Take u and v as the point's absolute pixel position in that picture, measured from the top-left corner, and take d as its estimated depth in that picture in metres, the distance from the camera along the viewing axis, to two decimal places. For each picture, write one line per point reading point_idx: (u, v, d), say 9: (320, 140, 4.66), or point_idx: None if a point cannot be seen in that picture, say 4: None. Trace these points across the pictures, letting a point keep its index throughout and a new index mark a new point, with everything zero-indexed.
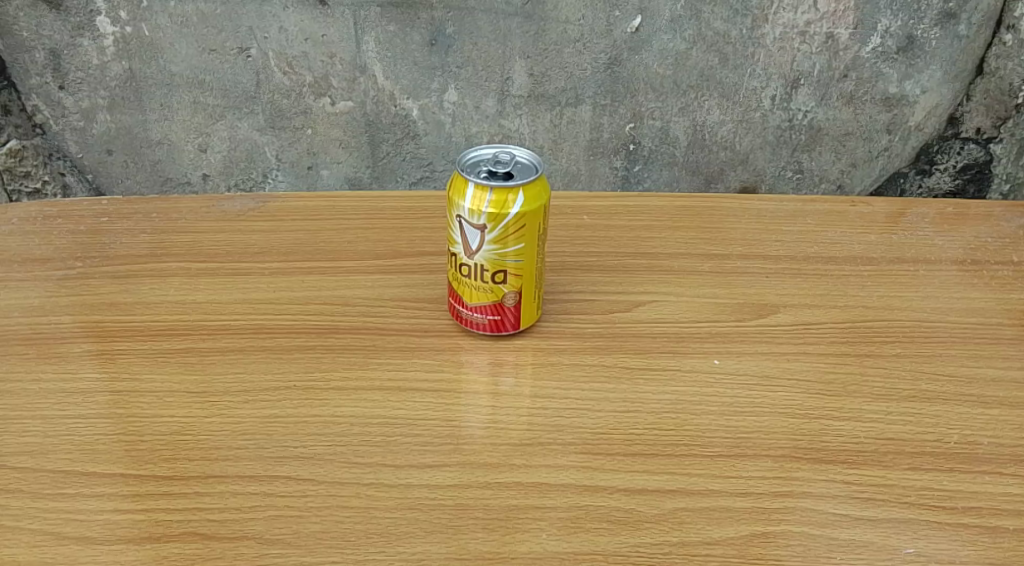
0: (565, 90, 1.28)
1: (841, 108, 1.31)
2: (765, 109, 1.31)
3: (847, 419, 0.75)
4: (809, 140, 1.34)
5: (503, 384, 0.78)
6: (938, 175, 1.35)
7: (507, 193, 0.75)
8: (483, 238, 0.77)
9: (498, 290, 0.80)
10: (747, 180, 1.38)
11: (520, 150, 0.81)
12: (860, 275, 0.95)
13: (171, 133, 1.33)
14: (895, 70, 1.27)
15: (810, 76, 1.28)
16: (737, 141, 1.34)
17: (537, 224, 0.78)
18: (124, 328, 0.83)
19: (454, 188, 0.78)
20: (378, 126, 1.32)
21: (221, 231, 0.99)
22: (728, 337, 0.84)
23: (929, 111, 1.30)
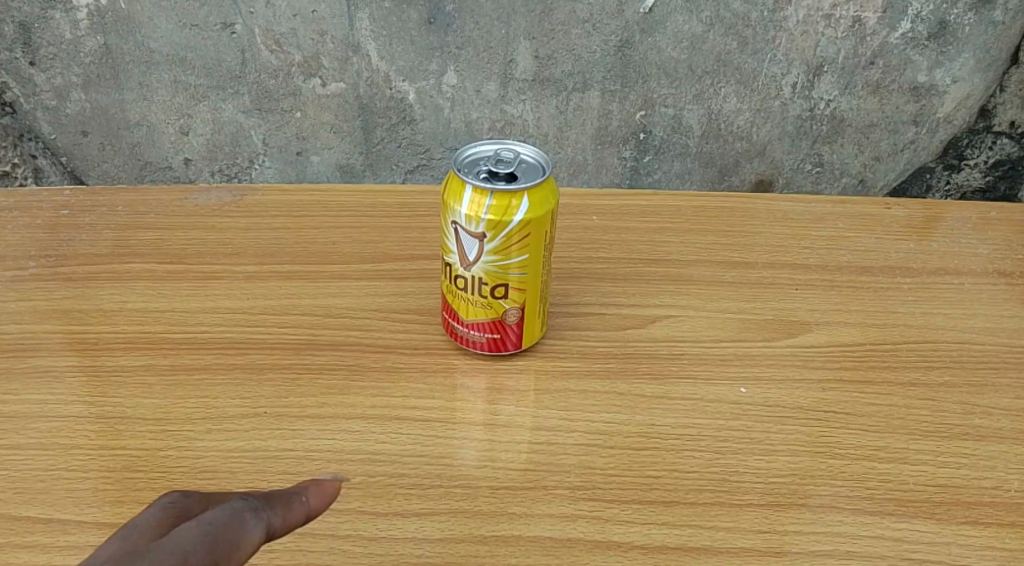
0: (573, 74, 1.18)
1: (866, 98, 1.21)
2: (785, 97, 1.21)
3: (890, 461, 0.67)
4: (830, 131, 1.24)
5: (501, 413, 0.69)
6: (968, 171, 1.26)
7: (510, 198, 0.66)
8: (481, 248, 0.67)
9: (498, 305, 0.70)
10: (764, 173, 1.28)
11: (523, 144, 0.72)
12: (898, 289, 0.86)
13: (150, 115, 1.23)
14: (925, 58, 1.17)
15: (834, 63, 1.18)
16: (755, 131, 1.24)
17: (544, 232, 0.68)
18: (76, 341, 0.74)
19: (449, 191, 0.68)
20: (372, 110, 1.22)
21: (192, 227, 0.89)
22: (755, 361, 0.76)
23: (960, 102, 1.20)
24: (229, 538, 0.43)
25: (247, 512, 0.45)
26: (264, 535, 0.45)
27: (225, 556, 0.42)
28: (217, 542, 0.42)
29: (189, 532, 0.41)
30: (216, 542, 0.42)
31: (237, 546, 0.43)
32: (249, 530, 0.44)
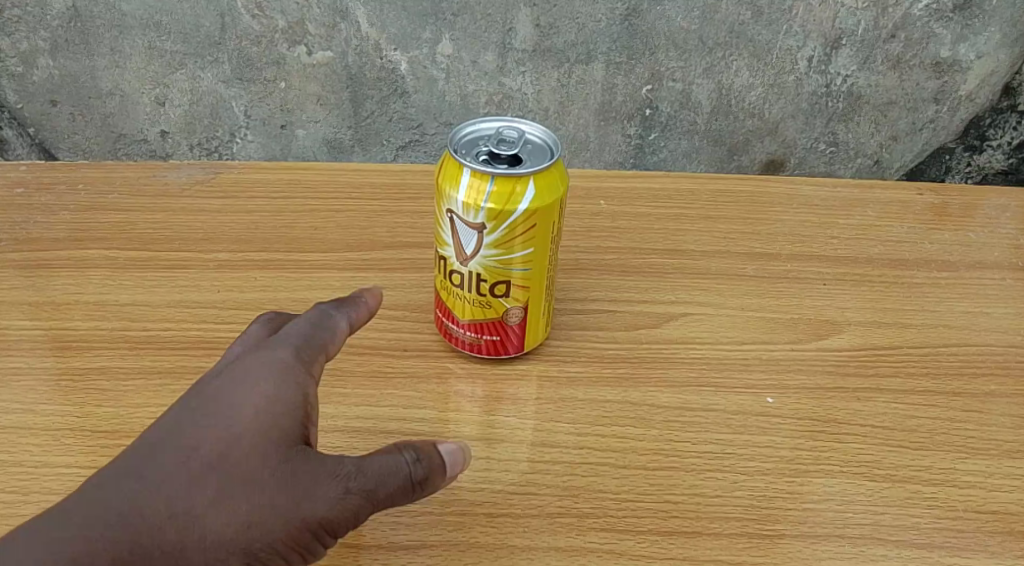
0: (576, 44, 1.07)
1: (886, 74, 1.09)
2: (799, 73, 1.09)
3: (936, 484, 0.60)
4: (846, 108, 1.11)
5: (500, 427, 0.62)
6: (990, 152, 1.12)
7: (515, 184, 0.58)
8: (481, 240, 0.60)
9: (499, 304, 0.63)
10: (775, 153, 1.15)
11: (531, 123, 0.64)
12: (935, 285, 0.79)
13: (123, 83, 1.13)
14: (949, 31, 1.05)
15: (853, 36, 1.06)
16: (767, 108, 1.12)
17: (551, 222, 0.61)
18: (24, 338, 0.66)
19: (445, 174, 0.60)
20: (361, 81, 1.11)
21: (160, 209, 0.81)
22: (782, 366, 0.69)
23: (984, 78, 1.07)
24: (325, 327, 0.54)
25: (330, 309, 0.55)
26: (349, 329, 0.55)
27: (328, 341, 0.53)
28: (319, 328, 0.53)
29: (297, 326, 0.53)
30: (318, 330, 0.53)
31: (332, 336, 0.54)
32: (337, 322, 0.55)
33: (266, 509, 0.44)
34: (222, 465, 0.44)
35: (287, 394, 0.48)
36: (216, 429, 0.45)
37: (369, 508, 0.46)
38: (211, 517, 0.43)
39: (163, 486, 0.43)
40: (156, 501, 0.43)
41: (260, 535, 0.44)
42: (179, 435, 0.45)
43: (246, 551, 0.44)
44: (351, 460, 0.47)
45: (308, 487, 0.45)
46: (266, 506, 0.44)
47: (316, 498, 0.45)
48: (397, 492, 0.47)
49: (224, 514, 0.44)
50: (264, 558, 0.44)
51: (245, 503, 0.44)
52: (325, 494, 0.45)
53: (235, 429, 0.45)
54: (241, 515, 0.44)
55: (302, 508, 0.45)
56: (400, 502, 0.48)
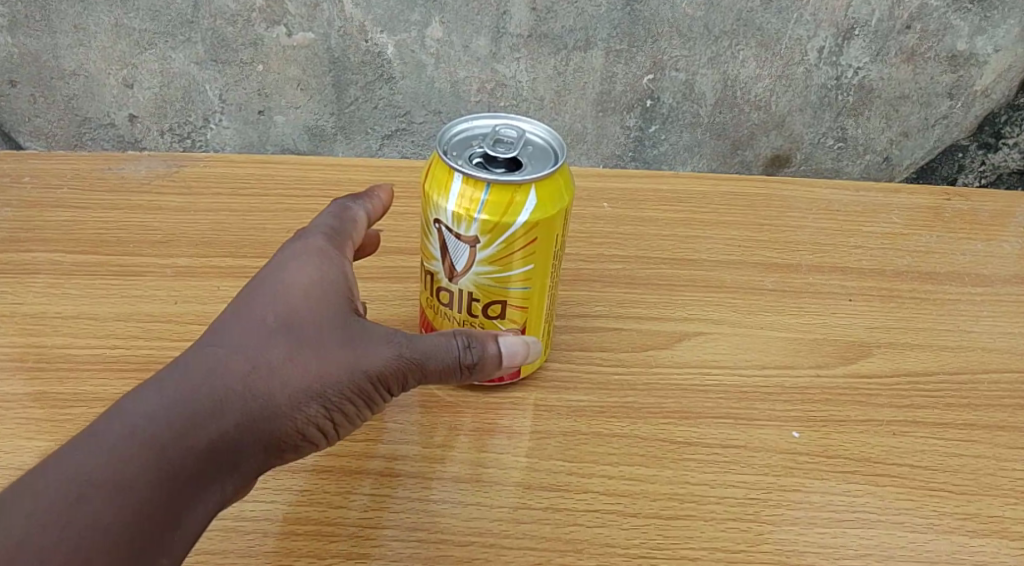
0: (574, 29, 0.98)
1: (899, 66, 1.00)
2: (809, 64, 0.99)
3: (984, 534, 0.54)
4: (857, 102, 1.02)
5: (492, 468, 0.56)
6: (1005, 152, 1.03)
7: (514, 192, 0.51)
8: (473, 255, 0.52)
9: (492, 326, 0.56)
10: (781, 148, 1.06)
11: (531, 122, 0.56)
12: (971, 301, 0.72)
13: (87, 64, 1.04)
14: (967, 23, 0.96)
15: (866, 26, 0.97)
16: (774, 101, 1.02)
17: (554, 235, 0.53)
18: None
19: (434, 179, 0.53)
20: (344, 65, 1.02)
21: (116, 208, 0.73)
22: (807, 394, 0.62)
23: (1001, 74, 0.99)
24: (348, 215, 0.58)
25: (348, 200, 0.59)
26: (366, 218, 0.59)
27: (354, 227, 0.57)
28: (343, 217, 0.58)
29: (324, 218, 0.57)
30: (344, 218, 0.57)
31: (355, 223, 0.58)
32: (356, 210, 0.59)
33: (336, 364, 0.49)
34: (290, 331, 0.49)
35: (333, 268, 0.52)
36: (275, 301, 0.50)
37: (420, 374, 0.51)
38: (287, 371, 0.48)
39: (240, 349, 0.48)
40: (236, 362, 0.47)
41: (329, 384, 0.48)
42: (241, 311, 0.50)
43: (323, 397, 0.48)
44: (402, 333, 0.51)
45: (369, 346, 0.50)
46: (335, 362, 0.49)
47: (378, 359, 0.50)
48: (444, 367, 0.51)
49: (300, 367, 0.48)
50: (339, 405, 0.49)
51: (315, 360, 0.48)
52: (382, 357, 0.50)
53: (292, 302, 0.50)
54: (313, 369, 0.48)
55: (363, 364, 0.49)
56: (452, 376, 0.52)
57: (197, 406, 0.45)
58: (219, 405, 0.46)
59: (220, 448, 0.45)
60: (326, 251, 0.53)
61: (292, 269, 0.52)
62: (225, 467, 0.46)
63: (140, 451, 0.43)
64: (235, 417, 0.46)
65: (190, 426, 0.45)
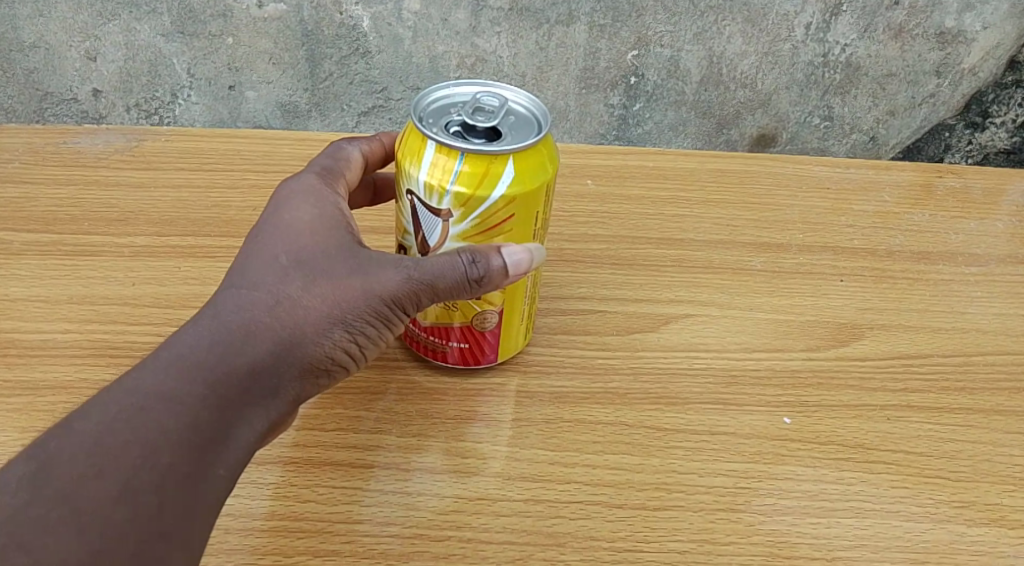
0: (557, 2, 0.94)
1: (887, 43, 0.97)
2: (796, 40, 0.96)
3: (983, 523, 0.51)
4: (844, 80, 1.00)
5: (470, 458, 0.53)
6: (993, 131, 1.00)
7: (490, 162, 0.48)
8: (446, 230, 0.50)
9: (469, 309, 0.53)
10: (767, 127, 1.04)
11: (518, 91, 0.53)
12: (965, 281, 0.70)
13: (47, 35, 0.99)
14: None
15: (854, 1, 0.94)
16: (760, 78, 0.99)
17: (534, 209, 0.50)
18: None
19: (409, 149, 0.50)
20: (318, 38, 0.98)
21: (71, 183, 0.69)
22: (799, 378, 0.60)
23: (988, 51, 0.96)
24: (340, 156, 0.56)
25: (342, 142, 0.57)
26: (360, 159, 0.57)
27: (347, 169, 0.55)
28: (336, 159, 0.55)
29: (318, 161, 0.55)
30: (335, 160, 0.55)
31: (348, 164, 0.56)
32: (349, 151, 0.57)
33: (351, 287, 0.46)
34: (298, 262, 0.46)
35: (331, 202, 0.50)
36: (279, 239, 0.47)
37: (436, 293, 0.48)
38: (300, 302, 0.45)
39: (253, 287, 0.45)
40: (251, 300, 0.45)
41: (348, 307, 0.46)
42: (246, 254, 0.47)
43: (345, 321, 0.46)
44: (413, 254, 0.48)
45: (380, 268, 0.47)
46: (351, 285, 0.46)
47: (394, 278, 0.47)
48: (458, 285, 0.48)
49: (316, 293, 0.46)
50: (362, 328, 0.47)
51: (330, 286, 0.46)
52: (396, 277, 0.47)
53: (293, 237, 0.47)
54: (326, 297, 0.46)
55: (381, 286, 0.47)
56: (463, 292, 0.48)
57: (216, 348, 0.43)
58: (239, 341, 0.44)
59: (250, 381, 0.44)
60: (322, 189, 0.51)
61: (290, 206, 0.49)
62: (254, 405, 0.44)
63: (167, 394, 0.42)
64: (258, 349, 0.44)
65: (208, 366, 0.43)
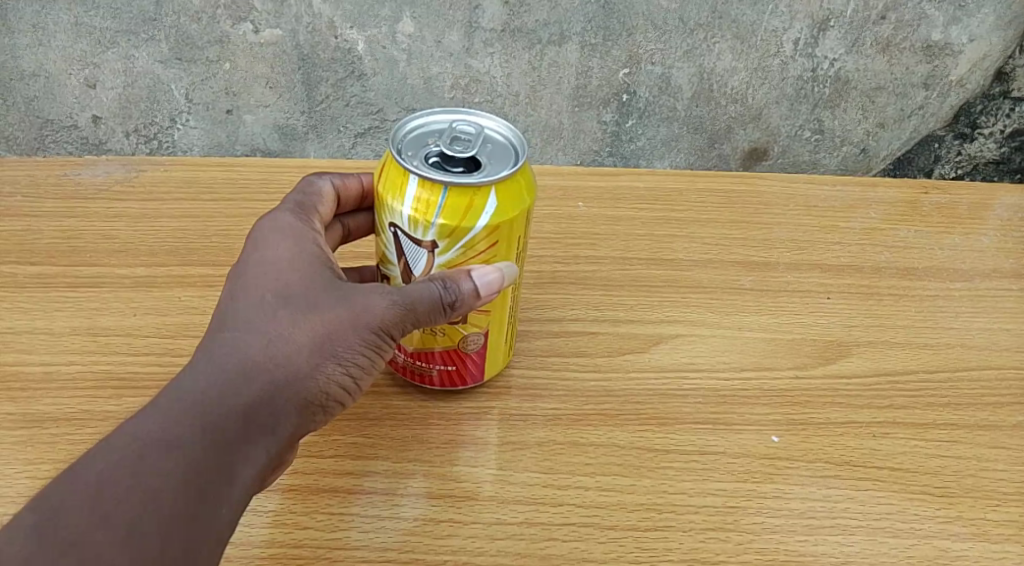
0: (548, 23, 0.96)
1: (875, 57, 0.98)
2: (785, 56, 0.98)
3: (967, 537, 0.53)
4: (833, 94, 1.01)
5: (465, 481, 0.54)
6: (982, 141, 1.01)
7: (473, 196, 0.50)
8: (432, 259, 0.52)
9: (454, 332, 0.54)
10: (758, 142, 1.05)
11: (489, 117, 0.55)
12: (950, 297, 0.71)
13: (46, 63, 1.01)
14: (941, 13, 0.95)
15: (841, 17, 0.96)
16: (750, 94, 1.01)
17: (516, 234, 0.52)
18: None
19: (388, 183, 0.52)
20: (314, 62, 1.00)
21: (71, 215, 0.71)
22: (786, 396, 0.61)
23: (975, 63, 0.97)
24: (309, 190, 0.58)
25: (312, 177, 0.60)
26: (331, 191, 0.59)
27: (318, 202, 0.58)
28: (307, 194, 0.58)
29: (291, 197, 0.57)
30: (306, 195, 0.57)
31: (318, 197, 0.58)
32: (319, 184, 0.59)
33: (340, 321, 0.48)
34: (284, 300, 0.48)
35: (308, 240, 0.52)
36: (263, 279, 0.49)
37: (416, 320, 0.50)
38: (291, 339, 0.47)
39: (242, 328, 0.47)
40: (243, 341, 0.46)
41: (337, 340, 0.48)
42: (232, 298, 0.48)
43: (335, 353, 0.48)
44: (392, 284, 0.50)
45: (364, 299, 0.49)
46: (339, 318, 0.48)
47: (380, 309, 0.49)
48: (437, 309, 0.50)
49: (305, 328, 0.47)
50: (352, 359, 0.48)
51: (319, 320, 0.47)
52: (381, 307, 0.49)
53: (277, 276, 0.49)
54: (314, 332, 0.47)
55: (367, 316, 0.48)
56: (440, 317, 0.51)
57: (212, 389, 0.44)
58: (234, 379, 0.45)
59: (248, 418, 0.44)
60: (297, 226, 0.53)
61: (270, 248, 0.51)
62: (254, 441, 0.45)
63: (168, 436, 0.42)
64: (253, 386, 0.45)
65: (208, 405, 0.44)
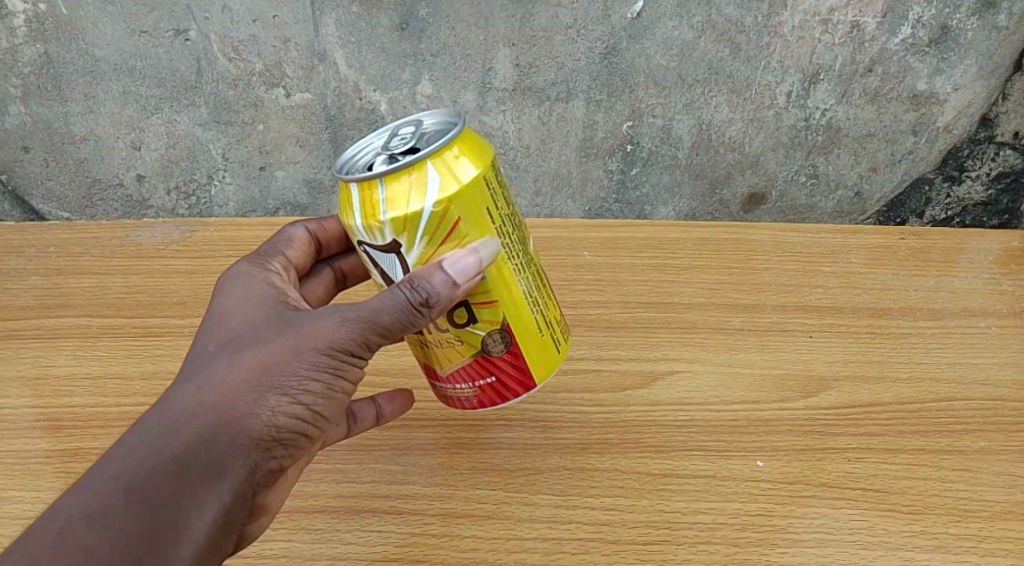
0: (556, 82, 1.05)
1: (864, 107, 1.03)
2: (779, 107, 1.04)
3: (930, 550, 0.60)
4: (826, 141, 1.06)
5: (485, 502, 0.63)
6: (969, 184, 1.06)
7: (411, 176, 0.54)
8: (402, 259, 0.56)
9: (468, 335, 0.58)
10: (757, 186, 1.11)
11: (415, 116, 0.60)
12: (922, 334, 0.79)
13: (97, 128, 1.11)
14: (925, 64, 0.99)
15: (831, 70, 1.02)
16: (747, 142, 1.07)
17: (475, 207, 0.55)
18: (7, 422, 0.68)
19: (344, 206, 0.57)
20: (341, 122, 1.09)
21: (134, 272, 0.81)
22: (769, 424, 0.69)
23: (961, 110, 1.02)
24: (283, 238, 0.67)
25: (289, 226, 0.69)
26: (304, 236, 0.68)
27: (289, 249, 0.66)
28: (281, 241, 0.67)
29: (269, 245, 0.67)
30: (282, 243, 0.67)
31: (289, 244, 0.67)
32: (292, 231, 0.68)
33: (281, 354, 0.52)
34: (230, 346, 0.53)
35: (260, 290, 0.58)
36: (217, 331, 0.55)
37: (362, 342, 0.54)
38: (233, 377, 0.51)
39: (192, 376, 0.52)
40: (192, 387, 0.51)
41: (278, 371, 0.52)
42: (190, 352, 0.55)
43: (279, 384, 0.52)
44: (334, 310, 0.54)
45: (309, 331, 0.53)
46: (282, 351, 0.52)
47: (321, 338, 0.53)
48: (380, 328, 0.54)
49: (246, 366, 0.52)
50: (298, 387, 0.52)
51: (259, 356, 0.52)
52: (324, 336, 0.53)
53: (232, 328, 0.55)
54: (256, 367, 0.52)
55: (309, 346, 0.53)
56: (392, 332, 0.54)
57: (160, 434, 0.49)
58: (180, 422, 0.50)
59: (195, 455, 0.49)
60: (254, 274, 0.60)
61: (225, 301, 0.57)
62: (206, 477, 0.50)
63: (121, 482, 0.47)
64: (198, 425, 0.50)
65: (158, 446, 0.49)
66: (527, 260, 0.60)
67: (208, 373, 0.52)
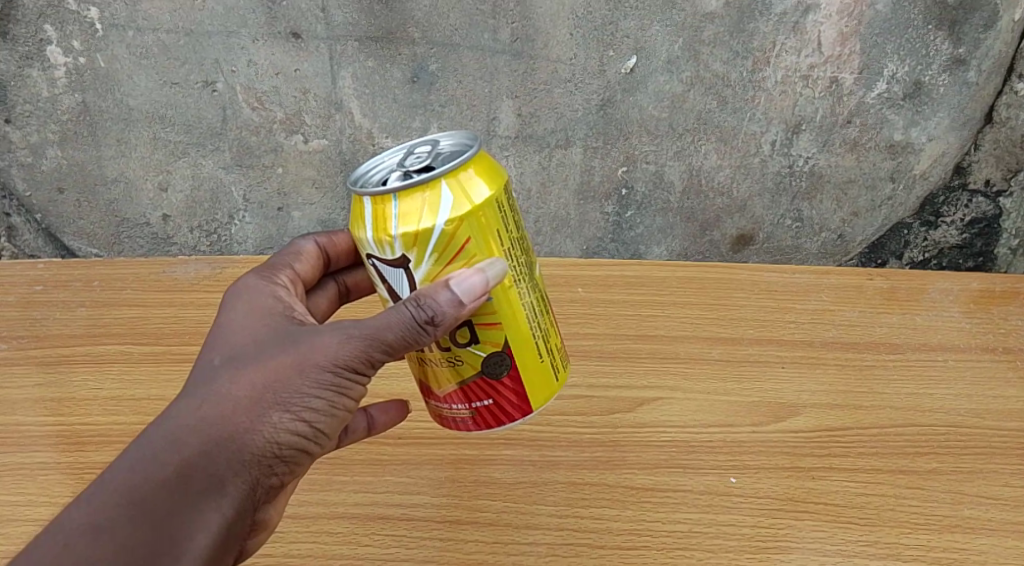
0: (555, 130, 1.14)
1: (844, 155, 1.12)
2: (764, 155, 1.13)
3: (883, 557, 0.68)
4: (809, 187, 1.15)
5: (486, 511, 0.71)
6: (945, 229, 1.15)
7: (425, 196, 0.61)
8: (411, 275, 0.63)
9: (469, 355, 0.65)
10: (744, 229, 1.19)
11: (431, 138, 0.68)
12: (885, 366, 0.87)
13: (128, 170, 1.21)
14: (901, 116, 1.08)
15: (812, 121, 1.11)
16: (734, 187, 1.16)
17: (484, 227, 0.62)
18: (58, 438, 0.76)
19: (360, 221, 0.64)
20: (355, 166, 1.18)
21: (169, 304, 0.89)
22: (743, 446, 0.76)
23: (935, 159, 1.11)
24: (294, 250, 0.75)
25: (299, 239, 0.77)
26: (313, 248, 0.76)
27: (298, 260, 0.74)
28: (292, 253, 0.75)
29: (281, 257, 0.75)
30: (293, 255, 0.75)
31: (299, 256, 0.75)
32: (301, 243, 0.76)
33: (284, 373, 0.58)
34: (234, 363, 0.59)
35: (263, 306, 0.64)
36: (221, 350, 0.60)
37: (356, 361, 0.59)
38: (238, 394, 0.57)
39: (199, 391, 0.57)
40: (199, 402, 0.57)
41: (280, 390, 0.57)
42: (197, 369, 0.60)
43: (281, 402, 0.57)
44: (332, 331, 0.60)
45: (308, 351, 0.59)
46: (283, 371, 0.58)
47: (319, 359, 0.59)
48: (373, 350, 0.60)
49: (251, 384, 0.57)
50: (298, 404, 0.58)
51: (264, 375, 0.58)
52: (323, 357, 0.59)
53: (235, 346, 0.60)
54: (260, 386, 0.57)
55: (308, 365, 0.58)
56: (385, 353, 0.60)
57: (169, 446, 0.54)
58: (187, 435, 0.55)
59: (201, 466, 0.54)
60: (258, 287, 0.66)
61: (229, 321, 0.63)
62: (212, 487, 0.55)
63: (132, 490, 0.53)
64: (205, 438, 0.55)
65: (166, 457, 0.54)
66: (530, 288, 0.67)
67: (214, 389, 0.57)
